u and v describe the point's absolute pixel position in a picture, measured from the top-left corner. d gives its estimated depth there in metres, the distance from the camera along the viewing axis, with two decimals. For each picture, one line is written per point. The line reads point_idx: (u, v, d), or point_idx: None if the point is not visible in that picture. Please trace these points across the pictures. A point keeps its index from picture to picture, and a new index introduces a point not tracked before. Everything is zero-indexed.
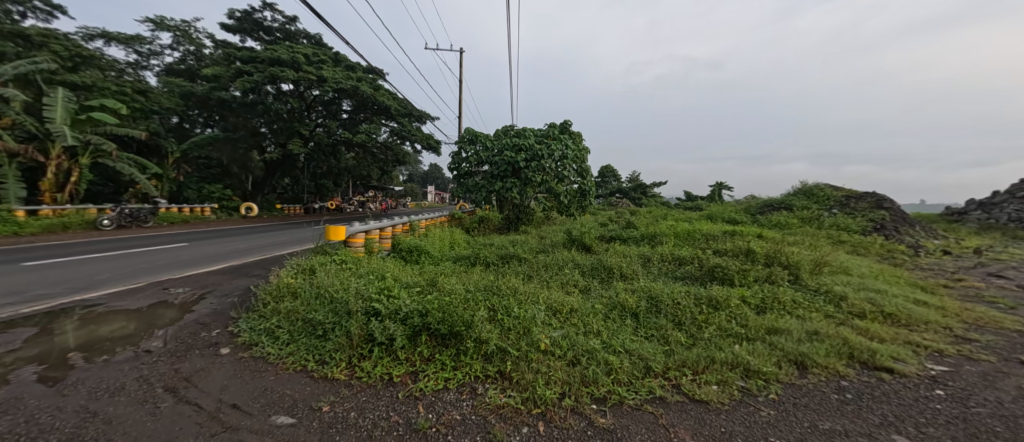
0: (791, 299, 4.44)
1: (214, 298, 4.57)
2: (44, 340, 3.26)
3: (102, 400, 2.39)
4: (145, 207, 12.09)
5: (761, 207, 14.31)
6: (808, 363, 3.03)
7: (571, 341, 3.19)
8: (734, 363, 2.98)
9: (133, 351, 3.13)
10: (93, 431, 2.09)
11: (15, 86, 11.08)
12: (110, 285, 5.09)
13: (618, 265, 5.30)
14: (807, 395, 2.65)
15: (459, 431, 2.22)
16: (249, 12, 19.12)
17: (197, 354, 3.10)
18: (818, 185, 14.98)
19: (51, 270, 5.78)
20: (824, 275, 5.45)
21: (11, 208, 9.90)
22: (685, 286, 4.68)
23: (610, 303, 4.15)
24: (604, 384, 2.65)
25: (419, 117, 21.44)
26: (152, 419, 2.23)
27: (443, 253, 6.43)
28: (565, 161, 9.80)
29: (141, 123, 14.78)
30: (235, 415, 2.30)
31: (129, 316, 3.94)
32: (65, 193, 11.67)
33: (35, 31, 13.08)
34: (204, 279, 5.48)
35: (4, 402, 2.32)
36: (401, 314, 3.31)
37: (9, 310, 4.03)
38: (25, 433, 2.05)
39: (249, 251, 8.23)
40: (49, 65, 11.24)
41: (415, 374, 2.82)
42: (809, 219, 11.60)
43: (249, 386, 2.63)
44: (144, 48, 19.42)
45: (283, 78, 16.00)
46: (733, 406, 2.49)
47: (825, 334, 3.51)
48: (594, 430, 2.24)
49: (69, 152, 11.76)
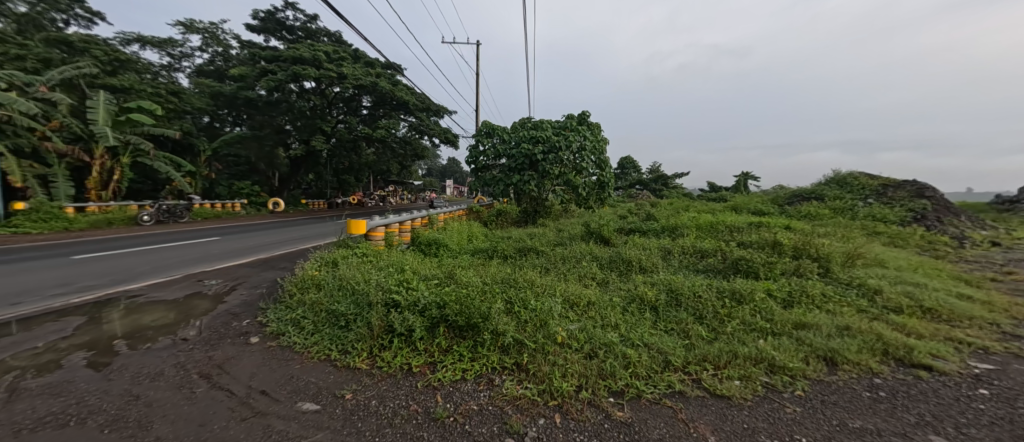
0: (822, 292, 4.28)
1: (244, 289, 4.80)
2: (92, 329, 3.49)
3: (144, 385, 2.55)
4: (180, 203, 12.68)
5: (790, 198, 13.80)
6: (838, 359, 2.92)
7: (588, 334, 3.17)
8: (757, 358, 2.90)
9: (170, 339, 3.31)
10: (136, 413, 2.24)
11: (61, 90, 11.94)
12: (150, 277, 5.40)
13: (637, 257, 5.22)
14: (837, 392, 2.56)
15: (476, 421, 2.26)
16: (272, 12, 19.63)
17: (228, 343, 3.25)
18: (852, 173, 14.26)
19: (91, 264, 6.08)
20: (858, 268, 5.20)
21: (61, 205, 10.61)
22: (707, 280, 4.57)
23: (628, 296, 4.10)
24: (621, 378, 2.64)
25: (437, 112, 21.54)
26: (188, 402, 2.36)
27: (461, 246, 6.45)
28: (584, 153, 9.66)
29: (175, 123, 15.46)
30: (264, 401, 2.41)
31: (168, 306, 4.18)
32: (109, 191, 12.30)
33: (77, 38, 13.83)
34: (234, 271, 5.73)
35: (58, 385, 2.52)
36: (419, 306, 3.36)
37: (60, 300, 4.35)
38: (76, 413, 2.21)
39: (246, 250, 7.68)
40: (91, 70, 11.95)
41: (433, 364, 2.88)
42: (842, 210, 11.05)
43: (277, 373, 2.75)
44: (176, 51, 20.21)
45: (305, 76, 16.39)
46: (756, 402, 2.44)
47: (857, 329, 3.37)
48: (611, 423, 2.23)
49: (111, 152, 12.44)
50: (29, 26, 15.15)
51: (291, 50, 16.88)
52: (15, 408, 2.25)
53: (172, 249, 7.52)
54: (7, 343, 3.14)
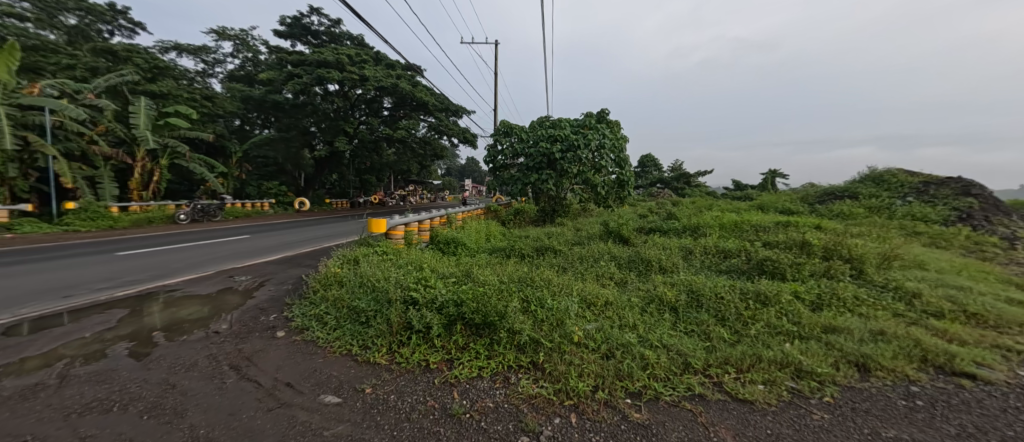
0: (855, 295, 4.08)
1: (271, 285, 5.00)
2: (134, 321, 3.72)
3: (180, 374, 2.70)
4: (213, 203, 13.26)
5: (821, 196, 13.25)
6: (870, 365, 2.79)
7: (605, 334, 3.14)
8: (783, 362, 2.81)
9: (204, 332, 3.49)
10: (172, 401, 2.37)
11: (106, 96, 12.69)
12: (186, 273, 5.71)
13: (657, 257, 5.13)
14: (870, 400, 2.45)
15: (492, 418, 2.28)
16: (298, 17, 20.27)
17: (257, 336, 3.40)
18: (889, 170, 13.55)
19: (128, 261, 6.40)
20: (895, 270, 4.95)
21: (106, 205, 11.28)
22: (730, 280, 4.44)
23: (647, 296, 4.04)
24: (639, 379, 2.60)
25: (457, 111, 21.72)
26: (219, 392, 2.48)
27: (479, 245, 6.50)
28: (603, 151, 9.55)
29: (209, 127, 16.19)
30: (289, 393, 2.51)
31: (201, 300, 4.40)
32: (149, 191, 12.99)
33: (121, 47, 14.68)
34: (263, 268, 5.98)
35: (103, 373, 2.69)
36: (436, 303, 3.41)
37: (105, 293, 4.65)
38: (118, 400, 2.36)
39: (265, 250, 7.74)
40: (133, 77, 12.65)
41: (450, 361, 2.92)
42: (878, 209, 10.52)
43: (302, 366, 2.86)
44: (209, 57, 21.16)
45: (329, 78, 16.84)
46: (781, 408, 2.36)
47: (893, 334, 3.21)
48: (628, 425, 2.21)
49: (151, 154, 13.14)
50: (78, 37, 16.20)
51: (316, 54, 17.38)
52: (65, 393, 2.42)
53: (202, 248, 7.80)
54: (59, 333, 3.38)
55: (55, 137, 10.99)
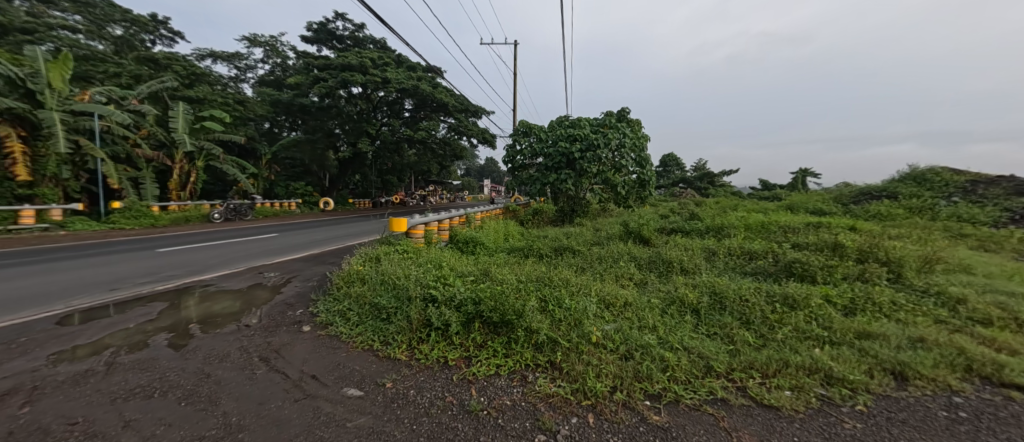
0: (892, 300, 3.88)
1: (298, 281, 5.18)
2: (172, 313, 3.93)
3: (214, 364, 2.83)
4: (245, 203, 13.83)
5: (857, 196, 12.63)
6: (908, 374, 2.64)
7: (624, 335, 3.10)
8: (812, 368, 2.70)
9: (235, 325, 3.65)
10: (207, 389, 2.49)
11: (149, 102, 13.44)
12: (219, 269, 5.98)
13: (678, 259, 5.03)
14: (907, 410, 2.32)
15: (509, 415, 2.29)
16: (324, 23, 20.93)
17: (284, 330, 3.53)
18: (932, 168, 12.78)
19: (163, 258, 6.71)
20: (937, 274, 4.66)
21: (148, 204, 11.94)
22: (755, 283, 4.31)
23: (668, 298, 3.95)
24: (658, 381, 2.55)
25: (476, 112, 21.87)
26: (250, 383, 2.59)
27: (497, 245, 6.53)
28: (623, 150, 9.41)
29: (241, 130, 16.91)
30: (315, 384, 2.60)
31: (233, 295, 4.61)
32: (187, 191, 13.67)
33: (161, 55, 15.54)
34: (291, 265, 6.21)
35: (145, 361, 2.86)
36: (455, 301, 3.45)
37: (147, 287, 4.93)
38: (159, 387, 2.50)
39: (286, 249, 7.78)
40: (172, 83, 13.33)
41: (469, 358, 2.95)
42: (920, 209, 9.93)
43: (326, 360, 2.95)
44: (242, 63, 22.10)
45: (353, 81, 17.28)
46: (809, 415, 2.27)
47: (933, 341, 3.03)
48: (646, 427, 2.18)
49: (189, 156, 13.83)
50: (124, 47, 17.16)
51: (341, 58, 17.88)
52: (112, 379, 2.59)
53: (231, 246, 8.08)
54: (106, 323, 3.61)
55: (103, 141, 11.73)
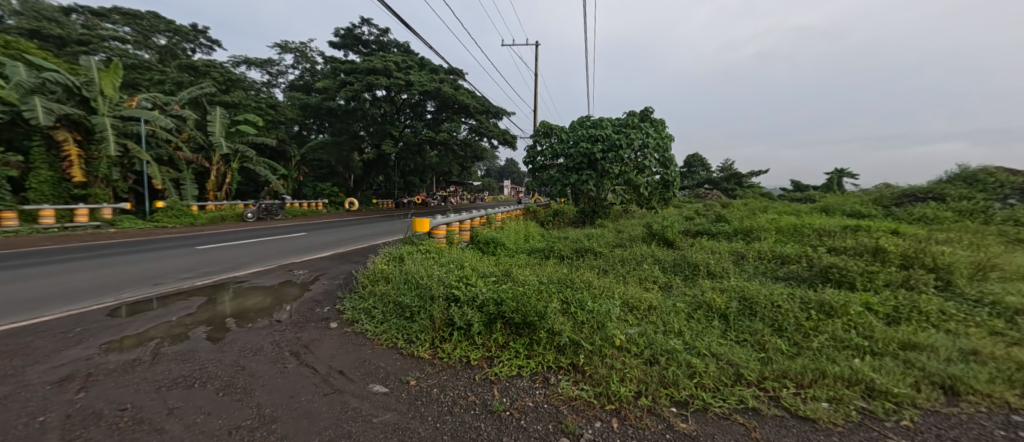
0: (941, 309, 3.62)
1: (325, 279, 5.31)
2: (210, 308, 4.10)
3: (248, 357, 2.92)
4: (275, 203, 14.34)
5: (898, 199, 11.93)
6: (960, 389, 2.45)
7: (648, 339, 3.01)
8: (852, 380, 2.54)
9: (268, 320, 3.76)
10: (241, 381, 2.57)
11: (189, 107, 14.13)
12: (252, 266, 6.21)
13: (705, 262, 4.87)
14: (960, 427, 2.15)
15: (531, 417, 2.25)
16: (351, 29, 21.53)
17: (313, 326, 3.61)
18: (984, 169, 11.95)
19: (197, 256, 6.98)
20: (993, 282, 4.32)
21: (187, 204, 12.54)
22: (788, 288, 4.11)
23: (694, 302, 3.82)
24: (685, 388, 2.46)
25: (497, 114, 21.98)
26: (281, 376, 2.66)
27: (518, 245, 6.51)
28: (646, 150, 9.22)
29: (272, 133, 17.56)
30: (341, 380, 2.64)
31: (265, 291, 4.77)
32: (223, 192, 14.30)
33: (200, 63, 16.35)
34: (318, 263, 6.38)
35: (185, 352, 2.98)
36: (477, 301, 3.44)
37: (186, 282, 5.16)
38: (197, 377, 2.59)
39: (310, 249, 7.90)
40: (210, 89, 13.97)
41: (491, 358, 2.93)
42: (970, 212, 9.29)
43: (352, 356, 3.00)
44: (274, 69, 22.98)
45: (378, 85, 17.67)
46: (850, 429, 2.13)
47: (989, 354, 2.80)
48: (673, 434, 2.10)
49: (224, 159, 14.46)
50: (167, 56, 18.10)
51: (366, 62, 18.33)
52: (156, 369, 2.70)
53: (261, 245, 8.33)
54: (150, 316, 3.80)
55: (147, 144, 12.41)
